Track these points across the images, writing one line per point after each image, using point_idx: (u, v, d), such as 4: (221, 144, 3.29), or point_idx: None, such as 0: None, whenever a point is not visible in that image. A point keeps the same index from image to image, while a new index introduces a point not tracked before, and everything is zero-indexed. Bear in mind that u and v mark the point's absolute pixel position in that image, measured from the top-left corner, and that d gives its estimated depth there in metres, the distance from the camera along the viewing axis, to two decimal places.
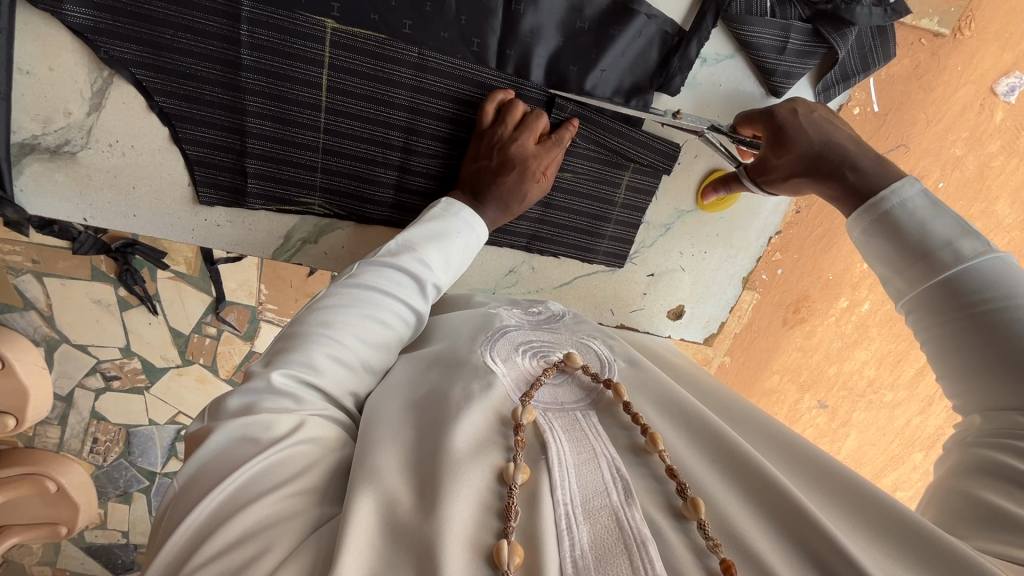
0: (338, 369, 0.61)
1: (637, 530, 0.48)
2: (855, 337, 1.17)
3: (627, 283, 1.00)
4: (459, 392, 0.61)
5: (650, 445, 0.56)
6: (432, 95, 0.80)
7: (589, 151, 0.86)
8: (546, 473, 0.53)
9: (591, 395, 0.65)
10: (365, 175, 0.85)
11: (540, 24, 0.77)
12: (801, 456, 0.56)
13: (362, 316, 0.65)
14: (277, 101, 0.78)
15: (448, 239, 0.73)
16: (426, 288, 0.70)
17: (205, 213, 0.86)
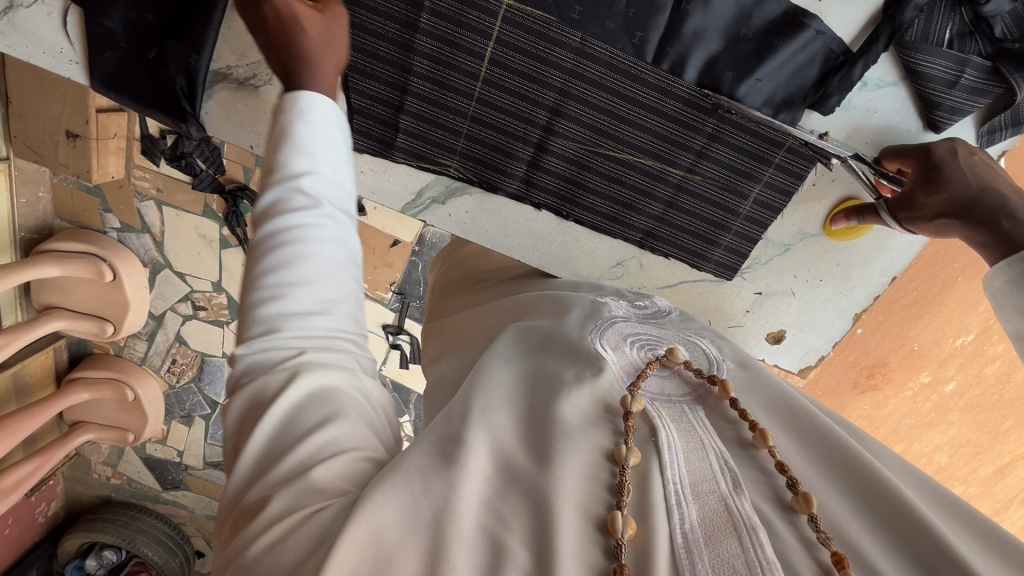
0: (297, 324, 0.43)
1: (748, 516, 0.43)
2: (932, 418, 1.37)
3: (732, 297, 0.99)
4: (568, 374, 0.56)
5: (758, 440, 0.50)
6: (586, 81, 0.83)
7: (724, 158, 0.87)
8: (655, 454, 0.49)
9: (697, 392, 0.59)
10: (504, 148, 0.89)
11: (705, 27, 0.78)
12: (917, 482, 0.52)
13: (281, 263, 0.44)
14: (441, 66, 0.83)
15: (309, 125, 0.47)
16: (311, 190, 0.46)
17: (353, 159, 0.92)
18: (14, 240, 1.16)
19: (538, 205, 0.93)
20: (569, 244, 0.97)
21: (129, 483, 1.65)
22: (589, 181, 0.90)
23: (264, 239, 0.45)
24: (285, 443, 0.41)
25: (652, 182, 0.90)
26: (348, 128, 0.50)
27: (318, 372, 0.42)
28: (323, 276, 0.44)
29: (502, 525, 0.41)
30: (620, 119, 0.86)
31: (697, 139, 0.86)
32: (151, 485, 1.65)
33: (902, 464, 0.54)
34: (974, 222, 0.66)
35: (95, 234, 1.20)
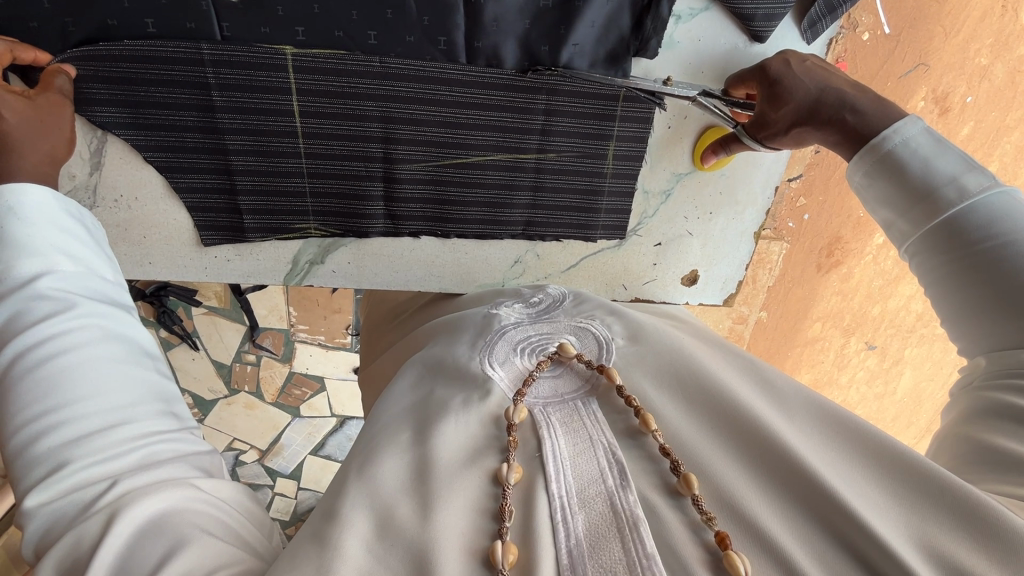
0: (93, 441, 0.50)
1: (630, 511, 0.47)
2: (895, 274, 1.40)
3: (635, 256, 0.98)
4: (456, 401, 0.59)
5: (643, 426, 0.54)
6: (402, 101, 0.80)
7: (569, 128, 0.86)
8: (542, 471, 0.51)
9: (588, 382, 0.62)
10: (353, 192, 0.86)
11: (503, 11, 0.76)
12: (812, 407, 0.54)
13: (58, 381, 0.51)
14: (256, 134, 0.80)
15: (8, 236, 0.57)
16: (57, 292, 0.56)
17: (213, 251, 0.89)
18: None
19: (413, 234, 0.91)
20: (462, 259, 0.95)
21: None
22: (451, 194, 0.88)
23: (27, 352, 0.52)
24: None
25: (512, 174, 0.88)
26: (67, 220, 0.61)
27: (140, 504, 0.47)
28: (110, 381, 0.53)
29: None
30: (454, 125, 0.83)
31: (535, 119, 0.84)
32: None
33: (802, 394, 0.56)
34: (821, 127, 0.67)
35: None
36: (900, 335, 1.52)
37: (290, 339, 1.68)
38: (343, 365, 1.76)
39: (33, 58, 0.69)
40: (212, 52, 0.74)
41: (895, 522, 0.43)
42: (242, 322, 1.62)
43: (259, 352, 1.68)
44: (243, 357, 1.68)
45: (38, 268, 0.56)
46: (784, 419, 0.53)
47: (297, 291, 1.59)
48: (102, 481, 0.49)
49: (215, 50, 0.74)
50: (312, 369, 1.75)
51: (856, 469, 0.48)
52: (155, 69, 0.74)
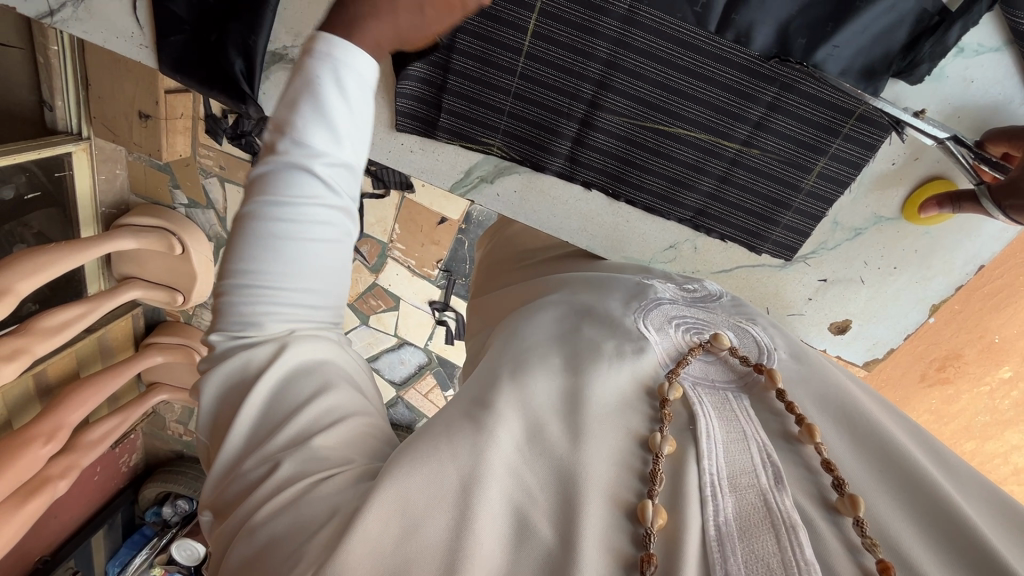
0: (290, 326, 0.50)
1: (787, 513, 0.44)
2: (1008, 417, 1.26)
3: (793, 283, 0.93)
4: (609, 346, 0.58)
5: (804, 435, 0.52)
6: (634, 50, 0.79)
7: (785, 129, 0.81)
8: (693, 445, 0.50)
9: (742, 378, 0.60)
10: (548, 125, 0.87)
11: None
12: (987, 492, 0.50)
13: (284, 263, 0.49)
14: (483, 40, 0.82)
15: (319, 94, 0.48)
16: (326, 175, 0.49)
17: (401, 138, 0.93)
18: (97, 215, 1.32)
19: (585, 184, 0.90)
20: (620, 226, 0.93)
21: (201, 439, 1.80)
22: (638, 159, 0.87)
23: (273, 217, 0.49)
24: (290, 405, 0.48)
25: (705, 158, 0.85)
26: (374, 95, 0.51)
27: (303, 347, 0.50)
28: (323, 283, 0.51)
29: (530, 500, 0.45)
30: (673, 92, 0.81)
31: (754, 109, 0.80)
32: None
33: (973, 474, 0.52)
34: None
35: (166, 209, 1.35)
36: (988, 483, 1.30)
37: (385, 253, 1.74)
38: (420, 295, 1.81)
39: None
40: None
41: None
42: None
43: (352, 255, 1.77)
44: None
45: (322, 144, 0.49)
46: (958, 490, 0.49)
47: (407, 212, 1.64)
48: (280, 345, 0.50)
49: None
50: (392, 287, 1.81)
51: None
52: None
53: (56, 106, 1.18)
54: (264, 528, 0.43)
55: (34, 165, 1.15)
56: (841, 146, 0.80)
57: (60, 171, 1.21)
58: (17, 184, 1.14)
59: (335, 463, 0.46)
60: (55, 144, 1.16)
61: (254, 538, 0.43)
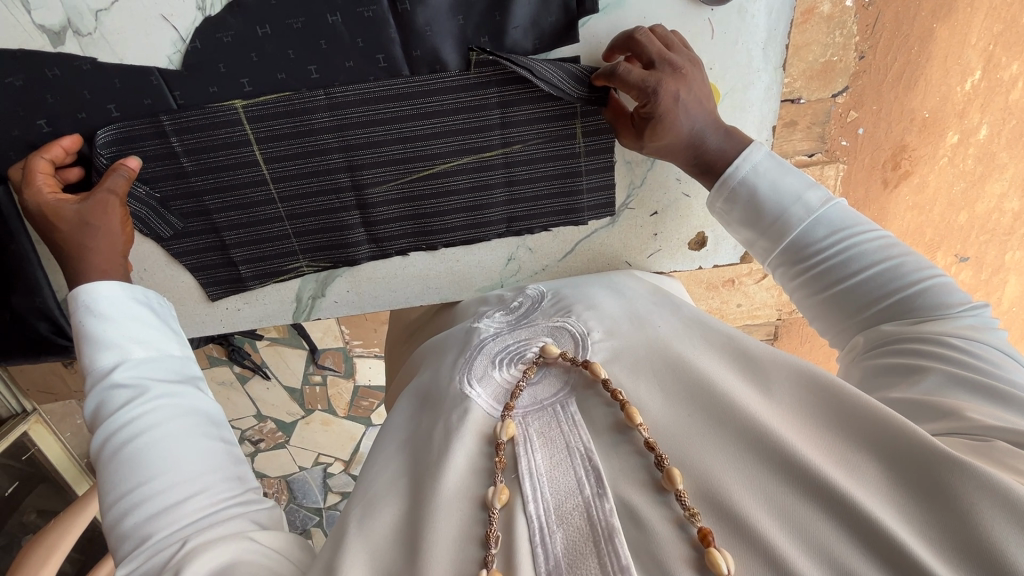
0: (171, 513, 0.57)
1: (606, 521, 0.47)
2: (980, 173, 1.05)
3: (632, 230, 0.93)
4: (443, 427, 0.59)
5: (629, 422, 0.53)
6: (357, 126, 0.80)
7: (530, 115, 0.81)
8: (520, 489, 0.52)
9: (571, 380, 0.60)
10: (333, 223, 0.87)
11: (434, 15, 0.73)
12: (808, 386, 0.51)
13: (139, 459, 0.59)
14: (230, 189, 0.83)
15: (89, 332, 0.67)
16: (133, 377, 0.64)
17: (224, 303, 0.94)
18: (81, 468, 1.59)
19: (400, 252, 0.91)
20: (453, 267, 0.94)
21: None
22: (426, 207, 0.87)
23: (113, 436, 0.61)
24: None
25: (481, 175, 0.85)
26: (133, 308, 0.70)
27: (200, 559, 0.52)
28: (189, 456, 0.60)
29: None
30: (411, 138, 0.81)
31: (491, 113, 0.80)
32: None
33: (784, 359, 0.54)
34: None
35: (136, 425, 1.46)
36: (997, 241, 1.15)
37: (349, 356, 1.74)
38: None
39: (61, 151, 0.74)
40: (172, 122, 0.77)
41: (900, 522, 0.40)
42: (303, 347, 1.71)
43: (324, 372, 1.76)
44: (310, 378, 1.77)
45: (114, 358, 0.65)
46: (766, 399, 0.51)
47: None
48: (173, 542, 0.55)
49: (173, 119, 0.77)
50: (375, 380, 1.79)
51: (867, 465, 0.44)
52: (128, 148, 0.78)
53: None
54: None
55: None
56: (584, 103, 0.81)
57: (27, 452, 1.46)
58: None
59: None
60: (6, 433, 1.37)
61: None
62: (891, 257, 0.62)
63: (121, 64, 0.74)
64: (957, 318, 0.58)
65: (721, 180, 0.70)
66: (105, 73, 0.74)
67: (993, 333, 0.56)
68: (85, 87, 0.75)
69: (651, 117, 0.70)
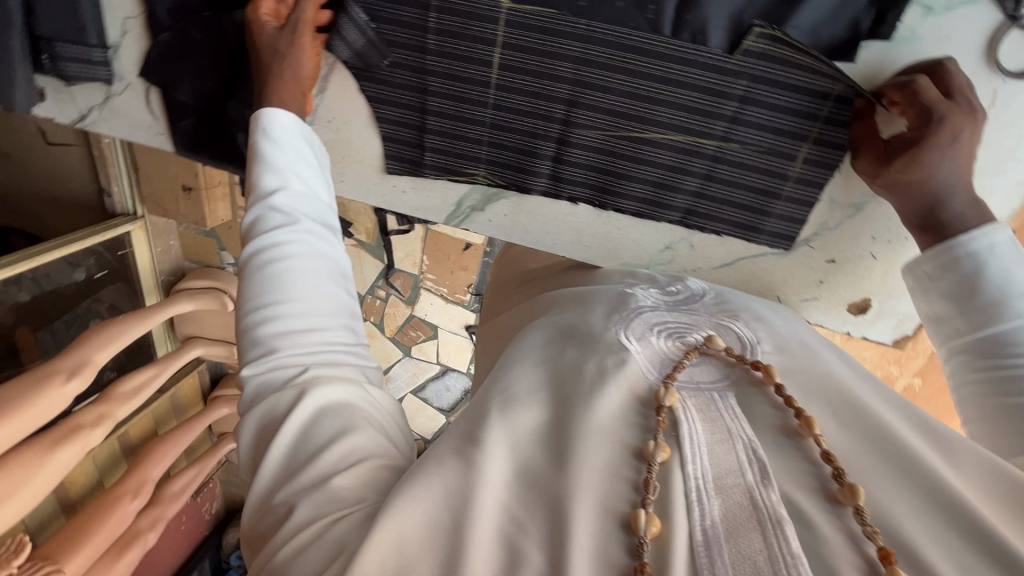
0: (297, 337, 0.61)
1: (773, 510, 0.47)
2: None
3: (801, 268, 0.91)
4: (591, 368, 0.60)
5: (804, 428, 0.54)
6: (597, 67, 0.81)
7: (763, 119, 0.79)
8: (677, 450, 0.53)
9: (734, 375, 0.61)
10: (527, 148, 0.89)
11: None
12: (999, 473, 0.50)
13: (279, 280, 0.64)
14: (455, 80, 0.86)
15: (264, 153, 0.71)
16: (289, 206, 0.68)
17: (393, 180, 0.98)
18: (158, 283, 1.71)
19: (573, 199, 0.92)
20: (612, 234, 0.95)
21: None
22: (619, 168, 0.87)
23: (260, 252, 0.66)
24: (311, 448, 0.56)
25: (685, 159, 0.85)
26: (302, 141, 0.74)
27: (321, 391, 0.58)
28: (319, 293, 0.64)
29: (520, 530, 0.48)
30: (642, 98, 0.82)
31: (727, 104, 0.79)
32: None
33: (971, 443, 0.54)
34: None
35: (217, 269, 1.71)
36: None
37: (417, 285, 1.78)
38: (457, 320, 1.82)
39: None
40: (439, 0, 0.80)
41: None
42: (381, 259, 1.76)
43: (389, 291, 1.83)
44: (376, 291, 1.83)
45: (279, 183, 0.69)
46: (952, 468, 0.51)
47: (434, 241, 1.68)
48: (296, 364, 0.61)
49: None
50: (430, 316, 1.84)
51: None
52: (389, 8, 0.83)
53: (113, 191, 1.54)
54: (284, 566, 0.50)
55: (99, 247, 1.54)
56: (819, 129, 0.78)
57: (122, 250, 1.60)
58: (90, 265, 1.55)
59: (351, 502, 0.53)
60: (115, 226, 1.52)
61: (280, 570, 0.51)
62: None
63: None
64: None
65: (947, 243, 0.67)
66: None
67: None
68: None
69: (914, 142, 0.68)
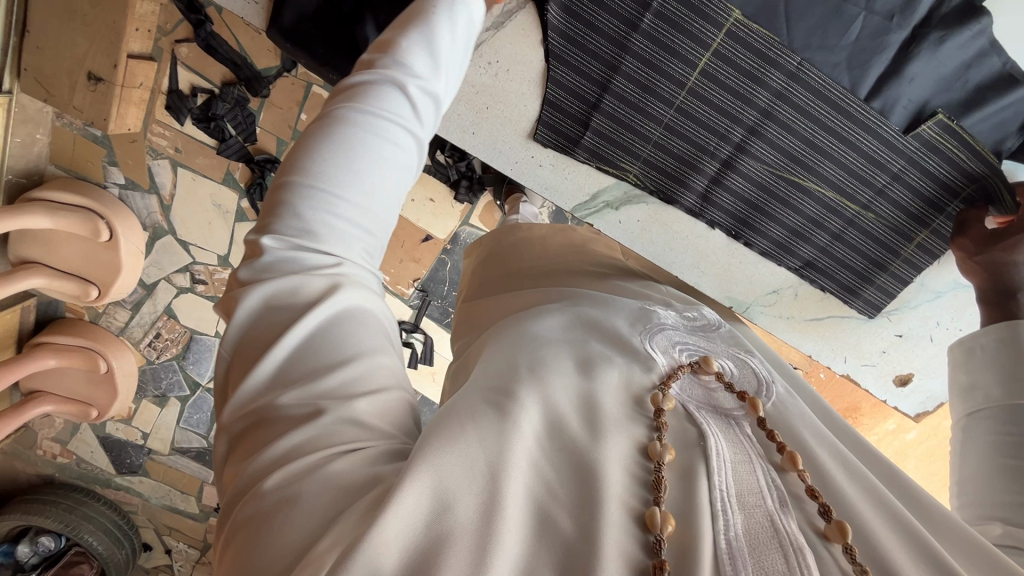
0: (338, 239, 0.43)
1: (793, 535, 0.38)
2: None
3: (872, 336, 0.99)
4: (616, 365, 0.48)
5: (786, 462, 0.43)
6: (792, 106, 0.83)
7: (902, 199, 0.87)
8: (700, 459, 0.42)
9: (726, 403, 0.49)
10: (690, 159, 0.89)
11: (922, 73, 0.78)
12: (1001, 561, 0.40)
13: (352, 163, 0.44)
14: (650, 69, 0.82)
15: (429, 25, 0.51)
16: (418, 102, 0.49)
17: (533, 150, 0.91)
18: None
19: (711, 223, 0.94)
20: (733, 266, 0.97)
21: (78, 463, 1.83)
22: (769, 207, 0.91)
23: (356, 123, 0.46)
24: (326, 360, 0.39)
25: (827, 215, 0.91)
26: (469, 30, 0.54)
27: (355, 289, 0.42)
28: (385, 206, 0.46)
29: (548, 495, 0.37)
30: (816, 149, 0.85)
31: (881, 177, 0.86)
32: (104, 468, 1.84)
33: (953, 520, 0.43)
34: None
35: (95, 187, 1.22)
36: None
37: None
38: None
39: None
40: None
41: None
42: None
43: None
44: None
45: (421, 69, 0.49)
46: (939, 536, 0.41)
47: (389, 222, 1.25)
48: (329, 255, 0.42)
49: None
50: None
51: None
52: None
53: None
54: (279, 489, 0.35)
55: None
56: (941, 224, 0.87)
57: None
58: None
59: (378, 434, 0.38)
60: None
61: (276, 491, 0.35)
62: None
63: None
64: None
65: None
66: None
67: None
68: None
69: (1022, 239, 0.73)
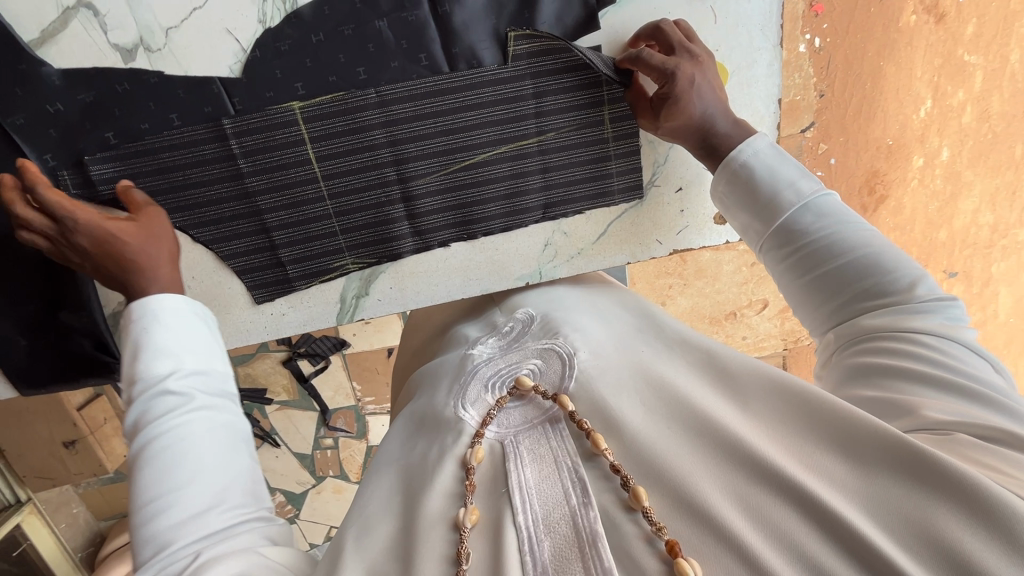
0: (197, 521, 0.55)
1: (590, 527, 0.50)
2: (951, 191, 1.40)
3: (659, 209, 1.04)
4: (432, 455, 0.62)
5: (594, 447, 0.56)
6: (405, 122, 0.89)
7: (560, 106, 0.95)
8: (508, 508, 0.54)
9: (541, 413, 0.62)
10: (380, 218, 0.94)
11: (469, 17, 0.87)
12: (783, 398, 0.56)
13: (173, 468, 0.57)
14: (283, 188, 0.89)
15: (146, 339, 0.65)
16: (184, 389, 0.62)
17: (268, 308, 0.97)
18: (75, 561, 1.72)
19: (443, 243, 0.98)
20: (492, 255, 1.00)
21: None
22: (471, 195, 0.96)
23: (151, 441, 0.59)
24: None
25: (520, 161, 0.96)
26: (194, 326, 0.68)
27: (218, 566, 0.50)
28: (215, 473, 0.58)
29: None
30: (456, 131, 0.92)
31: (526, 105, 0.93)
32: None
33: (756, 371, 0.60)
34: None
35: None
36: (980, 254, 1.48)
37: (361, 415, 1.89)
38: None
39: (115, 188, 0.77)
40: (234, 125, 0.84)
41: (878, 510, 0.45)
42: (313, 408, 1.86)
43: (335, 434, 1.90)
44: (321, 442, 1.90)
45: (168, 366, 0.63)
46: (741, 410, 0.57)
47: (357, 365, 1.82)
48: (187, 550, 0.53)
49: (236, 122, 0.84)
50: None
51: (869, 485, 0.47)
52: (187, 154, 0.85)
53: None
54: None
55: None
56: (608, 95, 0.95)
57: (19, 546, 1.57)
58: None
59: None
60: (3, 521, 1.52)
61: None
62: (868, 248, 0.69)
63: (186, 75, 0.82)
64: (922, 308, 0.64)
65: (727, 160, 0.79)
66: (171, 84, 0.82)
67: (963, 330, 0.63)
68: (152, 99, 0.82)
69: (668, 97, 0.82)
